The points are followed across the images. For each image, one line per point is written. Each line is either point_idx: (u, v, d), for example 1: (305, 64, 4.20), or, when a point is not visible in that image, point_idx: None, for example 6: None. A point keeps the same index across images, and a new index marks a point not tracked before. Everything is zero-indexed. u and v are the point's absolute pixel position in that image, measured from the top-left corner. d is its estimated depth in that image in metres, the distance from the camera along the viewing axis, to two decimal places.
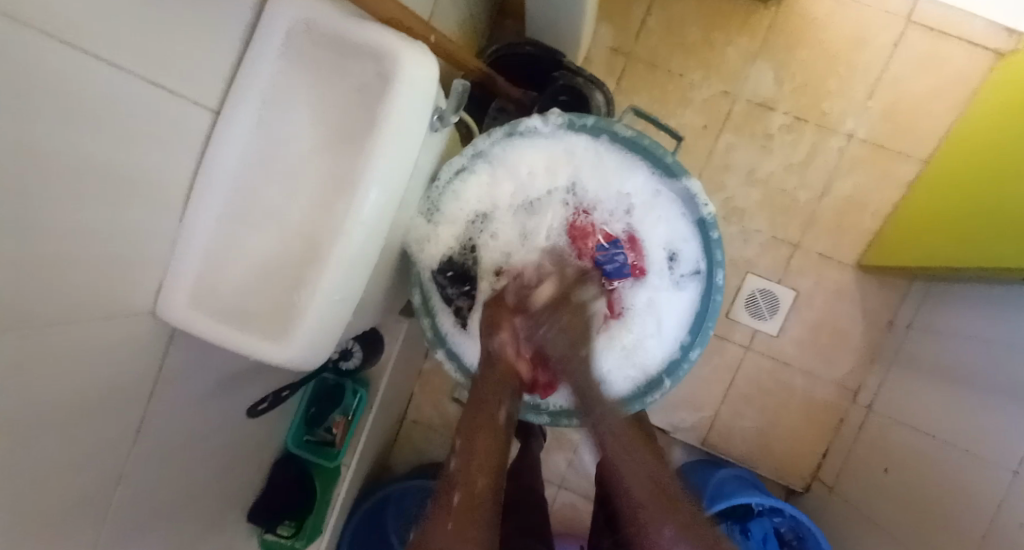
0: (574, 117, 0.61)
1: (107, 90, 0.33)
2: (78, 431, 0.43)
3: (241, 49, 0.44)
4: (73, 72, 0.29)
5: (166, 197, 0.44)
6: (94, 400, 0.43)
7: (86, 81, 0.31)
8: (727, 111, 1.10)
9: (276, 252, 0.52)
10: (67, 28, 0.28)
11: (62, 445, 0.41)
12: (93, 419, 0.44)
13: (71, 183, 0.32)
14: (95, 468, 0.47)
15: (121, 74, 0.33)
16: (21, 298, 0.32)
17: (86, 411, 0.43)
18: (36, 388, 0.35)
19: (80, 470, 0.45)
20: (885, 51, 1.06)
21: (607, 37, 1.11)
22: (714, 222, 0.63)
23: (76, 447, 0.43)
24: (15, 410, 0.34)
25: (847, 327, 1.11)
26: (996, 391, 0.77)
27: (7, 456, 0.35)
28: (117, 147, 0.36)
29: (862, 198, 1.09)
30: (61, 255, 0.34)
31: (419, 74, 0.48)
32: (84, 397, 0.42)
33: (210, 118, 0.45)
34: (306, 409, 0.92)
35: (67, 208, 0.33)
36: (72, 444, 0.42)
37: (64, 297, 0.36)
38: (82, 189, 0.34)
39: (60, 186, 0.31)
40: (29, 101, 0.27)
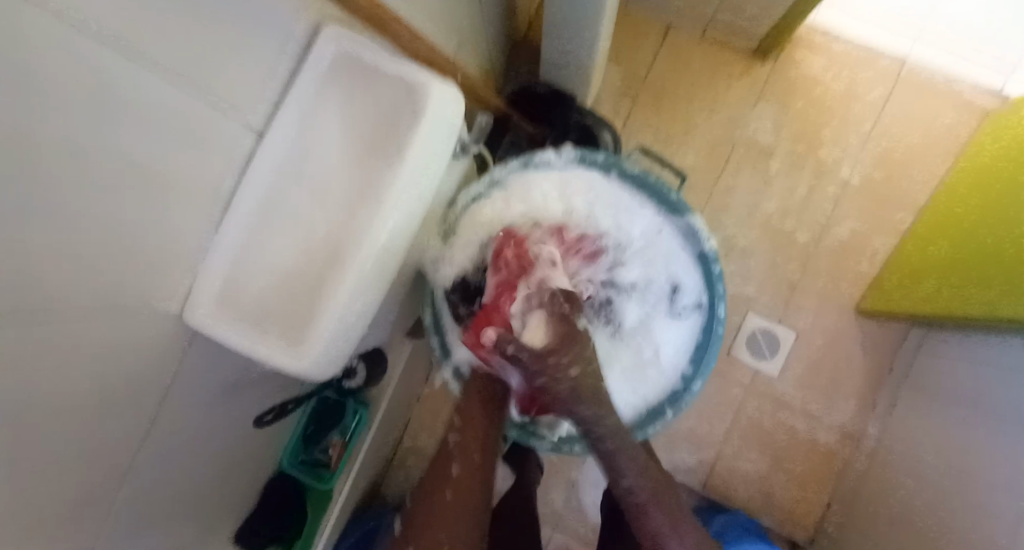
0: (585, 153, 0.65)
1: (160, 100, 0.36)
2: (94, 426, 0.44)
3: (289, 75, 0.48)
4: (134, 81, 0.33)
5: (203, 207, 0.46)
6: (110, 396, 0.45)
7: (149, 96, 0.34)
8: (728, 154, 1.15)
9: (297, 264, 0.54)
10: (131, 39, 0.31)
11: (74, 440, 0.42)
12: (107, 416, 0.45)
13: (116, 180, 0.35)
14: (100, 468, 0.47)
15: (175, 85, 0.37)
16: (59, 288, 0.34)
17: (102, 407, 0.44)
18: (55, 376, 0.37)
19: (88, 468, 0.45)
20: (876, 106, 1.13)
21: (614, 83, 1.18)
22: (715, 256, 0.65)
23: (87, 444, 0.44)
24: (39, 397, 0.35)
25: (846, 370, 1.12)
26: (994, 433, 0.77)
27: (22, 442, 0.36)
28: (164, 151, 0.38)
29: (858, 242, 1.12)
30: (98, 246, 0.36)
31: (446, 107, 0.52)
32: (103, 393, 0.43)
33: (253, 139, 0.48)
34: (304, 428, 0.91)
35: (107, 201, 0.35)
36: (82, 441, 0.43)
37: (94, 287, 0.38)
38: (130, 192, 0.36)
39: (103, 180, 0.33)
40: (87, 99, 0.29)
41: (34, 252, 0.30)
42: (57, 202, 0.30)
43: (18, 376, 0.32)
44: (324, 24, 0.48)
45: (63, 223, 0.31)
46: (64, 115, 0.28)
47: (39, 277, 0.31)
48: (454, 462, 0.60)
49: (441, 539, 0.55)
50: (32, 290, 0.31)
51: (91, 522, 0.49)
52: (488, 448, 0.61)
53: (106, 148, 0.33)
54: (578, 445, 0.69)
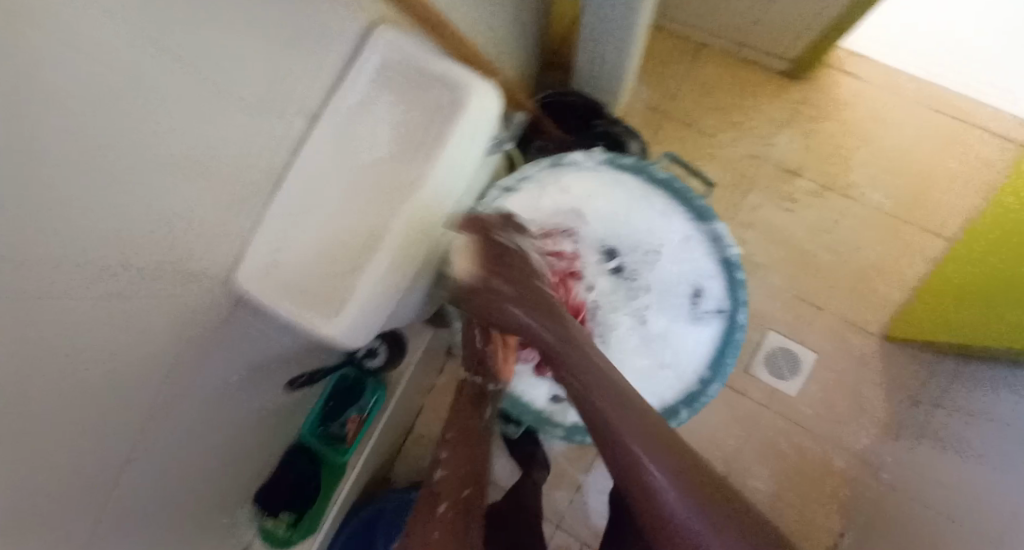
0: (614, 155, 0.67)
1: (207, 63, 0.39)
2: (127, 374, 0.47)
3: (343, 66, 0.53)
4: (183, 41, 0.35)
5: (259, 178, 0.51)
6: (148, 347, 0.48)
7: (195, 56, 0.37)
8: (755, 172, 1.16)
9: (329, 244, 0.55)
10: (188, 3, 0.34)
11: (112, 383, 0.45)
12: (142, 370, 0.48)
13: (155, 130, 0.37)
14: (131, 418, 0.50)
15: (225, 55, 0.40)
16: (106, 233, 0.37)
17: (141, 358, 0.47)
18: (97, 320, 0.40)
19: (121, 415, 0.48)
20: (908, 131, 1.12)
21: (645, 95, 1.20)
22: (738, 262, 0.66)
23: (125, 390, 0.47)
24: (83, 335, 0.38)
25: (867, 396, 1.10)
26: None
27: (67, 380, 0.39)
28: (209, 115, 0.42)
29: (886, 268, 1.11)
30: (139, 198, 0.39)
31: (487, 101, 0.55)
32: (137, 341, 0.46)
33: (307, 118, 0.53)
34: (324, 401, 0.94)
35: (148, 153, 0.38)
36: (120, 386, 0.46)
37: (134, 239, 0.41)
38: (171, 145, 0.39)
39: (144, 133, 0.36)
40: (134, 53, 0.32)
41: (82, 187, 0.33)
42: (98, 147, 0.33)
43: (70, 317, 0.36)
44: (380, 22, 0.52)
45: (101, 164, 0.34)
46: (109, 60, 0.30)
47: (87, 216, 0.34)
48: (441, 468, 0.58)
49: (434, 536, 0.51)
50: (86, 235, 0.34)
51: (115, 468, 0.52)
52: (476, 447, 0.59)
53: (153, 101, 0.36)
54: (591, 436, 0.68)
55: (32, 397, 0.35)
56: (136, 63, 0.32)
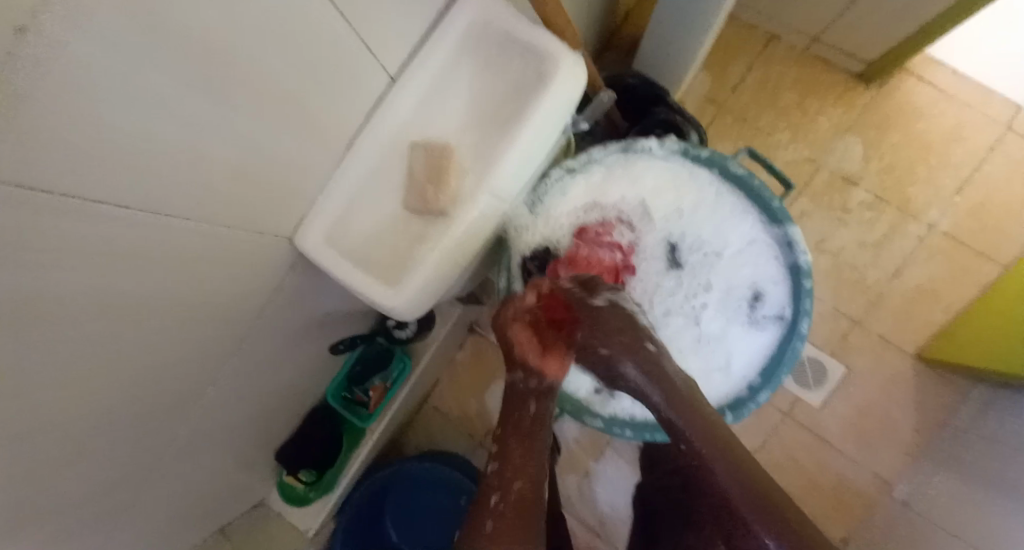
0: (690, 145, 0.64)
1: (319, 27, 0.37)
2: (195, 331, 0.46)
3: (428, 28, 0.50)
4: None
5: (331, 146, 0.48)
6: (215, 304, 0.47)
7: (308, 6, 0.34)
8: (810, 176, 1.12)
9: (396, 211, 0.53)
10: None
11: (171, 337, 0.44)
12: (203, 327, 0.47)
13: (254, 86, 0.34)
14: (185, 371, 0.50)
15: (332, 18, 0.38)
16: (186, 186, 0.34)
17: (204, 314, 0.46)
18: (168, 272, 0.39)
19: (175, 367, 0.47)
20: (979, 151, 1.07)
21: (704, 85, 1.15)
22: (808, 271, 0.63)
23: (184, 344, 0.46)
24: (143, 284, 0.37)
25: (893, 417, 1.08)
26: None
27: (128, 326, 0.38)
28: (311, 81, 0.40)
29: (933, 289, 1.08)
30: (234, 163, 0.38)
31: (575, 74, 0.52)
32: (208, 300, 0.45)
33: (385, 83, 0.49)
34: (351, 367, 0.91)
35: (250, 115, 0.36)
36: (179, 340, 0.45)
37: (220, 200, 0.39)
38: (267, 103, 0.37)
39: (249, 94, 0.34)
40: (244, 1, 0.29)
41: (171, 134, 0.30)
42: (203, 102, 0.31)
43: (134, 262, 0.34)
44: None
45: (195, 116, 0.31)
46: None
47: (169, 165, 0.32)
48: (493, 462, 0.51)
49: None
50: (167, 184, 0.33)
51: (161, 418, 0.51)
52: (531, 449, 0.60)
53: (259, 59, 0.33)
54: (629, 430, 0.67)
55: (76, 336, 0.33)
56: (245, 12, 0.30)
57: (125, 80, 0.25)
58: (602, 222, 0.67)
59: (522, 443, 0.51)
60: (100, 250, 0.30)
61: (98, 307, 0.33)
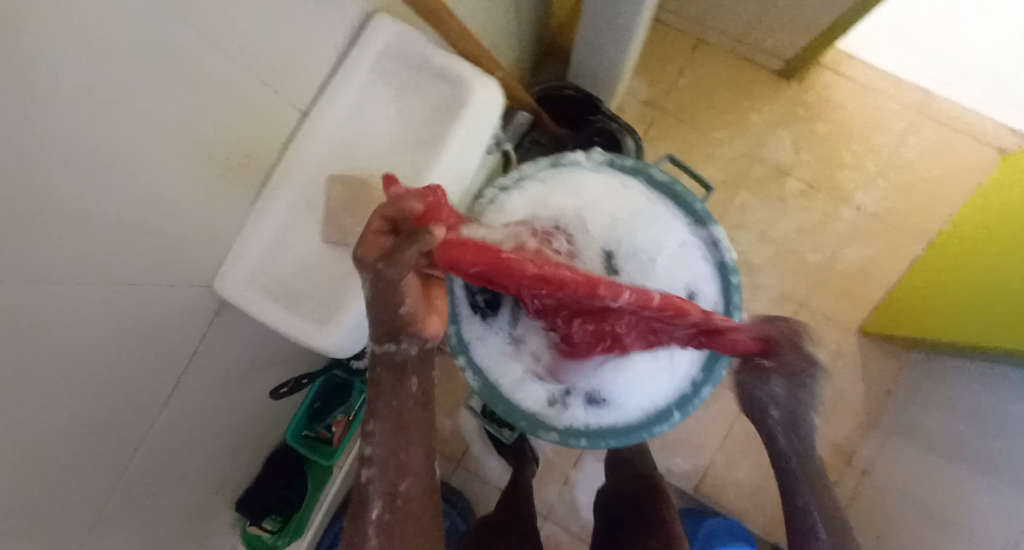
0: (615, 156, 0.68)
1: (207, 64, 0.38)
2: (123, 378, 0.46)
3: (336, 60, 0.50)
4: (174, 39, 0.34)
5: (243, 181, 0.49)
6: (137, 350, 0.46)
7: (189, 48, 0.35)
8: (747, 171, 1.17)
9: (319, 242, 0.53)
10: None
11: (96, 391, 0.43)
12: (128, 376, 0.47)
13: (141, 131, 0.35)
14: (117, 421, 0.49)
15: (222, 56, 0.38)
16: (80, 237, 0.34)
17: (125, 362, 0.45)
18: (84, 322, 0.38)
19: (103, 419, 0.46)
20: (897, 134, 1.14)
21: (639, 90, 1.19)
22: (734, 267, 0.67)
23: (110, 395, 0.45)
24: (53, 343, 0.36)
25: (847, 392, 1.13)
26: None
27: (56, 384, 0.37)
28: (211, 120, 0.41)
29: (869, 267, 1.14)
30: (134, 204, 0.38)
31: (488, 102, 0.53)
32: (127, 346, 0.45)
33: (297, 117, 0.50)
34: (311, 403, 0.94)
35: (140, 158, 0.36)
36: (103, 392, 0.44)
37: (125, 243, 0.39)
38: (159, 144, 0.37)
39: (139, 137, 0.35)
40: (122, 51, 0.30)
41: (55, 189, 0.30)
42: (89, 150, 0.31)
43: (49, 317, 0.34)
44: (375, 14, 0.50)
45: (78, 166, 0.31)
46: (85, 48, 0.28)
47: (58, 219, 0.32)
48: (372, 468, 0.48)
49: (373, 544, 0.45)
50: (65, 235, 0.33)
51: (100, 473, 0.50)
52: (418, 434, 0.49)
53: (143, 103, 0.34)
54: (585, 439, 0.69)
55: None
56: (124, 60, 0.31)
57: (6, 145, 0.25)
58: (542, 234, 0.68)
59: (407, 426, 0.49)
60: (7, 311, 0.30)
61: (16, 371, 0.33)
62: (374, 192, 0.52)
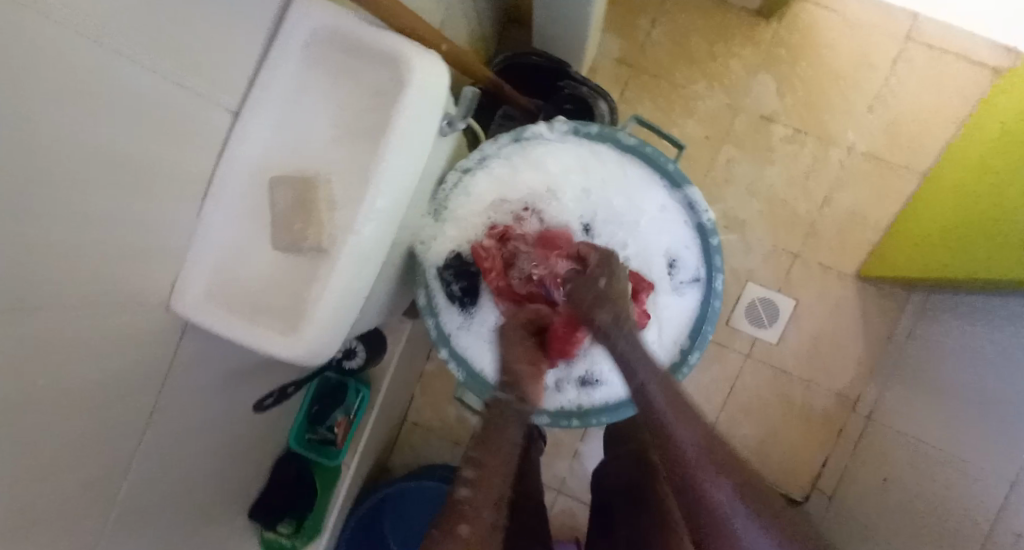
0: (578, 124, 0.63)
1: (133, 83, 0.35)
2: (93, 413, 0.45)
3: (262, 52, 0.47)
4: (100, 66, 0.31)
5: (184, 195, 0.46)
6: (106, 386, 0.45)
7: (114, 76, 0.33)
8: (731, 122, 1.12)
9: (271, 248, 0.52)
10: (92, 24, 0.29)
11: (71, 431, 0.43)
12: (102, 409, 0.46)
13: (85, 173, 0.33)
14: (100, 455, 0.48)
15: (146, 71, 0.36)
16: (40, 292, 0.33)
17: (95, 401, 0.45)
18: (49, 371, 0.37)
19: (85, 457, 0.46)
20: (886, 65, 1.08)
21: (612, 48, 1.14)
22: (714, 228, 0.64)
23: (86, 433, 0.45)
24: (27, 396, 0.35)
25: (848, 338, 1.11)
26: None
27: (28, 434, 0.36)
28: (143, 139, 0.38)
29: (863, 209, 1.10)
30: (86, 241, 0.36)
31: (431, 81, 0.49)
32: (97, 385, 0.44)
33: (228, 118, 0.47)
34: (309, 407, 0.95)
35: (91, 194, 0.34)
36: (79, 431, 0.44)
37: (82, 281, 0.38)
38: (102, 180, 0.35)
39: (84, 174, 0.33)
40: (56, 92, 0.28)
41: (17, 251, 0.29)
42: (43, 201, 0.30)
43: (13, 374, 0.33)
44: None
45: (34, 225, 0.30)
46: (26, 104, 0.26)
47: (22, 281, 0.30)
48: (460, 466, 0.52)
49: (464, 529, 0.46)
50: (25, 292, 0.31)
51: (94, 507, 0.50)
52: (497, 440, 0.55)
53: (86, 141, 0.32)
54: (577, 420, 0.68)
55: None
56: (61, 103, 0.29)
57: None
58: (514, 218, 0.68)
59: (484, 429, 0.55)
60: None
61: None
62: (319, 192, 0.49)
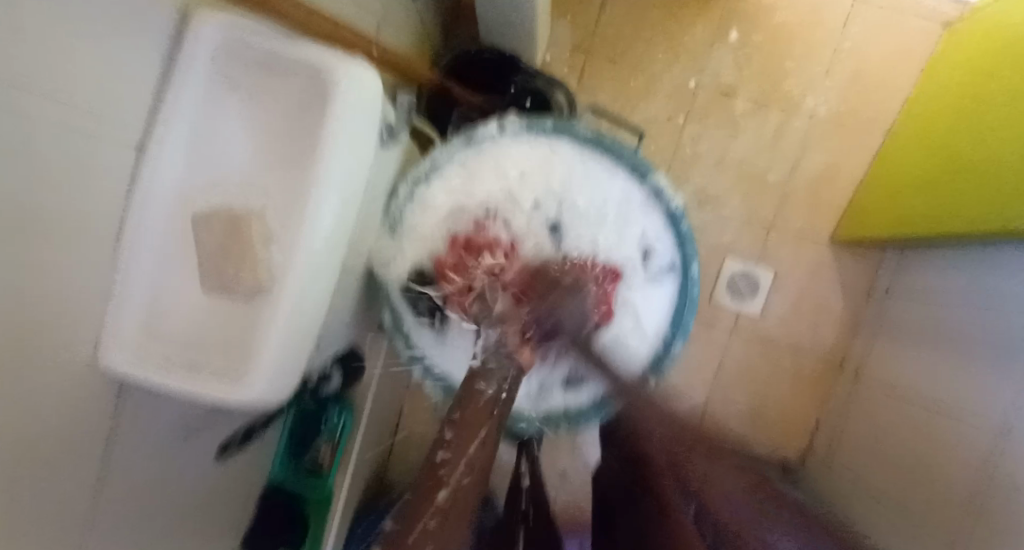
0: (531, 122, 0.62)
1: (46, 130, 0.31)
2: (42, 494, 0.41)
3: (165, 75, 0.42)
4: (17, 114, 0.28)
5: (100, 248, 0.41)
6: (50, 458, 0.41)
7: (30, 125, 0.29)
8: (692, 97, 1.10)
9: (203, 289, 0.49)
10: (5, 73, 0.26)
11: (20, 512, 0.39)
12: (50, 485, 0.42)
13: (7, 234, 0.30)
14: (57, 532, 0.44)
15: (60, 114, 0.32)
16: None
17: (43, 475, 0.41)
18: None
19: (42, 536, 0.42)
20: (839, 24, 1.07)
21: (564, 33, 1.10)
22: (683, 214, 0.63)
23: (38, 511, 0.41)
24: None
25: (829, 302, 1.11)
26: (985, 350, 0.74)
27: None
28: (61, 190, 0.34)
29: (830, 172, 1.10)
30: (13, 312, 0.32)
31: (360, 89, 0.46)
32: (41, 459, 0.40)
33: (134, 155, 0.41)
34: (288, 438, 0.89)
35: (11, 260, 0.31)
36: (31, 511, 0.40)
37: (14, 355, 0.34)
38: (23, 238, 0.31)
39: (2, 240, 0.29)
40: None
41: None
42: None
43: None
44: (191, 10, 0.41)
45: None
46: None
47: None
48: None
49: None
50: None
51: None
52: None
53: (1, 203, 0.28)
54: (564, 425, 0.68)
55: None
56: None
57: None
58: (475, 224, 0.63)
59: None
60: None
61: None
62: (252, 227, 0.45)
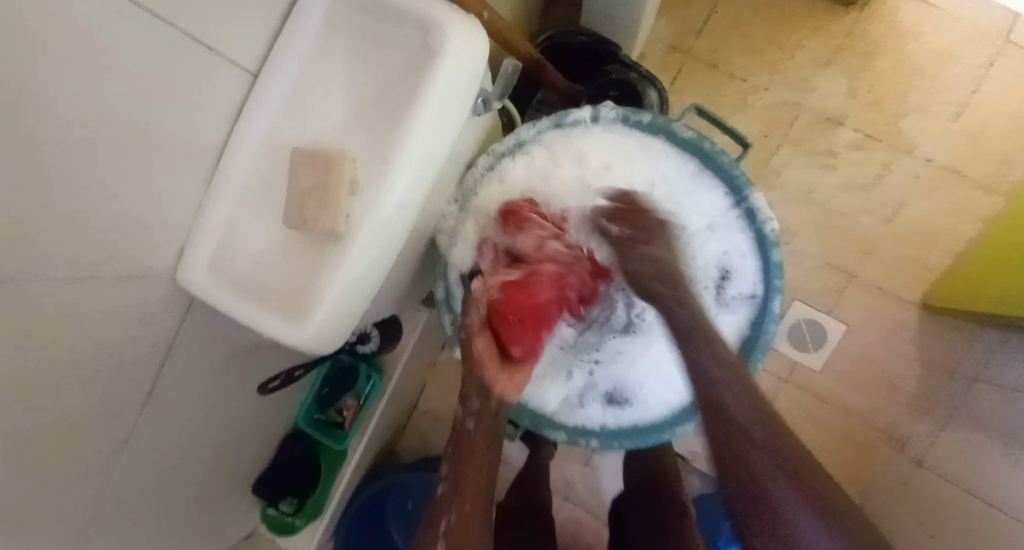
0: (629, 111, 0.58)
1: (123, 29, 0.32)
2: (86, 387, 0.43)
3: (286, 12, 0.45)
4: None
5: (187, 161, 0.43)
6: (103, 357, 0.44)
7: (111, 19, 0.30)
8: (791, 121, 1.02)
9: (281, 227, 0.49)
10: None
11: (68, 401, 0.41)
12: (98, 385, 0.44)
13: (74, 120, 0.31)
14: (94, 429, 0.46)
15: (149, 19, 0.33)
16: (33, 246, 0.31)
17: (95, 372, 0.43)
18: (46, 336, 0.36)
19: (80, 430, 0.44)
20: (976, 70, 0.96)
21: (667, 34, 1.05)
22: (776, 240, 0.58)
23: (83, 404, 0.43)
24: (25, 358, 0.34)
25: (899, 369, 1.02)
26: None
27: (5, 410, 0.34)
28: (135, 95, 0.35)
29: (931, 229, 1.00)
30: (68, 203, 0.33)
31: (466, 50, 0.44)
32: (96, 355, 0.43)
33: (246, 80, 0.45)
34: (318, 388, 0.92)
35: (75, 157, 0.32)
36: (77, 402, 0.43)
37: (69, 246, 0.35)
38: (93, 131, 0.33)
39: (58, 132, 0.30)
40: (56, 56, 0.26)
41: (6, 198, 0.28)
42: (30, 147, 0.28)
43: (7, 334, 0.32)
44: None
45: (25, 175, 0.29)
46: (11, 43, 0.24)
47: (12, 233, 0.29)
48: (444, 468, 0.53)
49: None
50: (13, 246, 0.29)
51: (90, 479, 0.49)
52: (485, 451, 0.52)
53: (57, 94, 0.29)
54: (595, 440, 0.64)
55: None
56: (36, 53, 0.26)
57: None
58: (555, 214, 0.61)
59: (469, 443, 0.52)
60: None
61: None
62: (342, 173, 0.44)
